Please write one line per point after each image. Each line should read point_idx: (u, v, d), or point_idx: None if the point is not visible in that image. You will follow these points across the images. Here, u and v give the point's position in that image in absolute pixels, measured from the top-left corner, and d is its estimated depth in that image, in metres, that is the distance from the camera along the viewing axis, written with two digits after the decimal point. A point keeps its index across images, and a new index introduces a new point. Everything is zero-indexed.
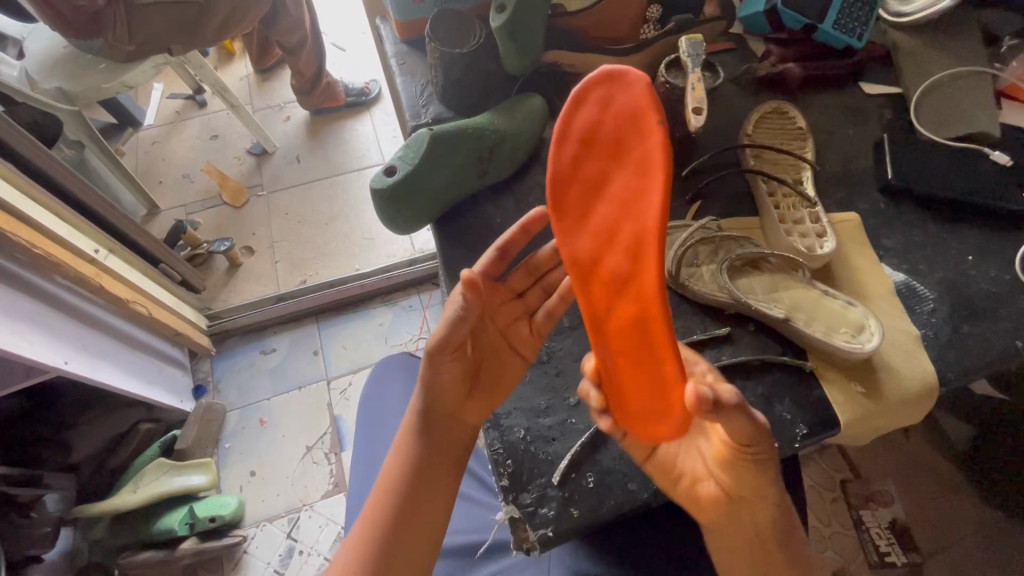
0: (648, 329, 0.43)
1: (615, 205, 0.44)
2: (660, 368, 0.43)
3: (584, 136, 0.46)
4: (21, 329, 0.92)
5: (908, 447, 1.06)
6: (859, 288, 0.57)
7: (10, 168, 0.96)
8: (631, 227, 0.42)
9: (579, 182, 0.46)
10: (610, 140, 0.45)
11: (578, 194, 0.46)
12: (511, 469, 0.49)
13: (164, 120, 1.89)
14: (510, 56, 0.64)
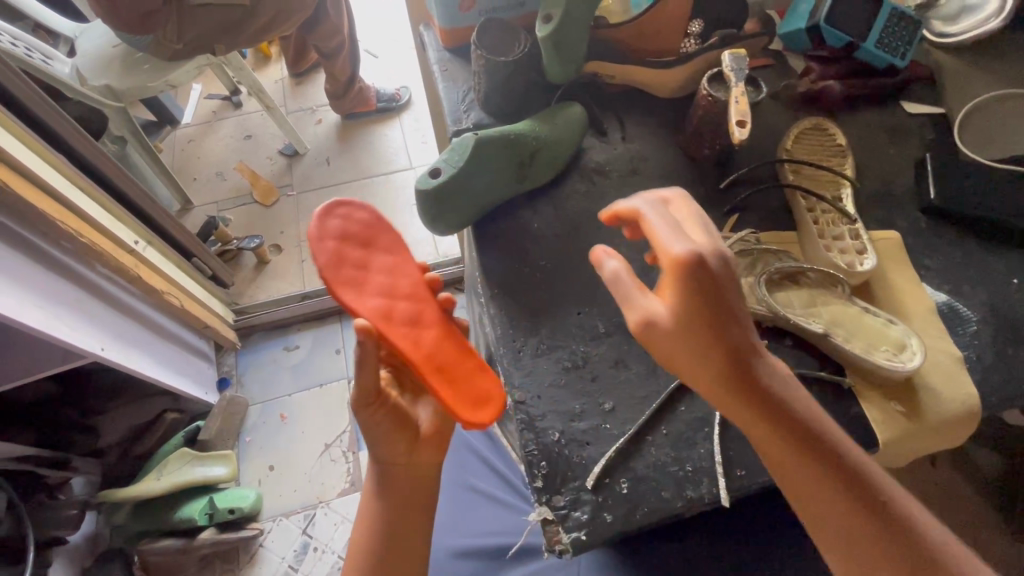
0: (449, 349, 0.54)
1: (384, 274, 0.55)
2: (467, 368, 0.53)
3: (339, 236, 0.54)
4: (63, 315, 0.95)
5: (936, 475, 1.03)
6: (899, 306, 0.56)
7: (62, 159, 0.99)
8: (406, 282, 0.56)
9: (346, 264, 0.53)
10: (364, 236, 0.56)
11: (350, 270, 0.53)
12: (545, 471, 0.49)
13: (200, 119, 1.95)
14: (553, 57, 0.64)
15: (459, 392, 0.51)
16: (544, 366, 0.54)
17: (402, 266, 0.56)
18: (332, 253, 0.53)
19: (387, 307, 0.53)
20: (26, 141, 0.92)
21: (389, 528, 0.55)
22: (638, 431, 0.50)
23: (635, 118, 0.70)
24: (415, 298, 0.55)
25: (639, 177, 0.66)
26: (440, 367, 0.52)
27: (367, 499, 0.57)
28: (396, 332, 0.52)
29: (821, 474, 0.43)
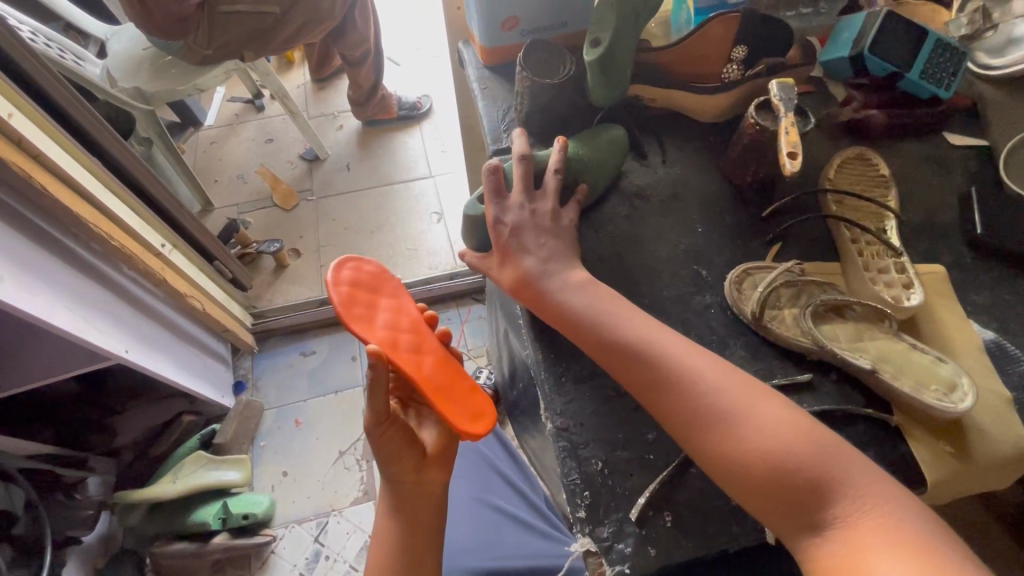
0: (450, 374, 0.59)
1: (390, 313, 0.60)
2: (463, 390, 0.59)
3: (351, 282, 0.60)
4: (90, 316, 0.96)
5: (964, 508, 1.01)
6: (946, 343, 0.55)
7: (96, 162, 1.00)
8: (407, 319, 0.61)
9: (356, 304, 0.58)
10: (371, 278, 0.62)
11: (359, 308, 0.58)
12: (588, 501, 0.48)
13: (223, 121, 1.97)
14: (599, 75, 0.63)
15: (459, 411, 0.57)
16: (586, 394, 0.53)
17: (403, 305, 0.62)
18: (346, 295, 0.58)
19: (396, 339, 0.58)
20: (63, 144, 0.93)
21: (404, 548, 0.55)
22: (683, 463, 0.50)
23: (676, 142, 0.70)
24: (417, 331, 0.60)
25: (680, 203, 0.66)
26: (439, 389, 0.57)
27: (381, 520, 0.57)
28: (404, 359, 0.57)
29: (659, 393, 0.48)
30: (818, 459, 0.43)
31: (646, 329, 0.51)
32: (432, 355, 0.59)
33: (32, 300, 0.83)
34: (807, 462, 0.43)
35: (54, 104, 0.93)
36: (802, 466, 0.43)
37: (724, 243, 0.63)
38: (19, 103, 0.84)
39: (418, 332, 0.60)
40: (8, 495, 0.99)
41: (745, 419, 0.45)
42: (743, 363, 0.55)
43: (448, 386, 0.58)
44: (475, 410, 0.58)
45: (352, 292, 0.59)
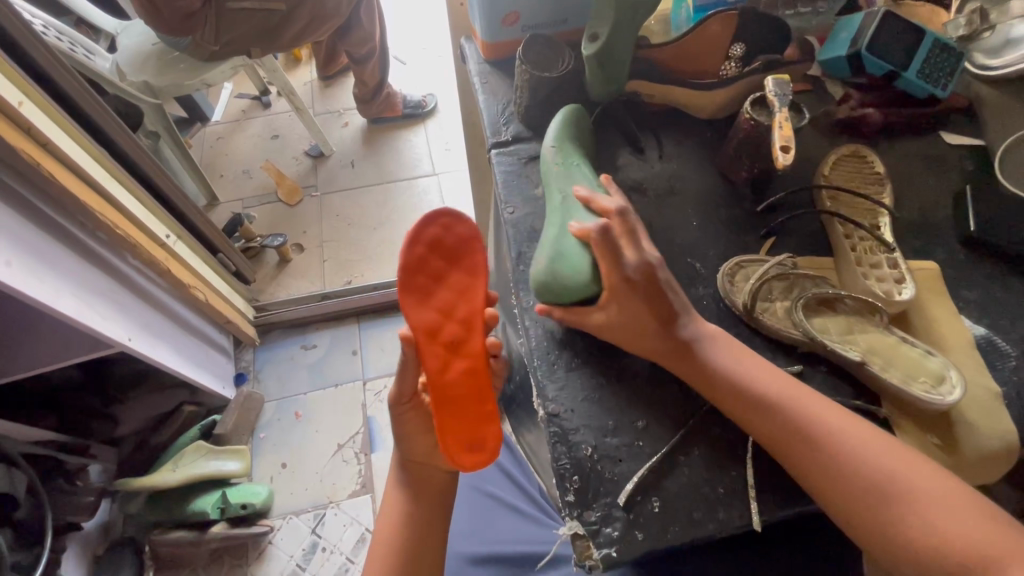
0: (476, 388, 0.57)
1: (452, 292, 0.59)
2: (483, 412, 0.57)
3: (431, 245, 0.60)
4: (94, 304, 0.97)
5: None
6: (936, 338, 0.56)
7: (103, 153, 1.02)
8: (465, 307, 0.59)
9: (423, 272, 0.59)
10: (449, 251, 0.61)
11: (422, 280, 0.59)
12: (577, 485, 0.49)
13: (230, 117, 1.99)
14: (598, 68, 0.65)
15: (458, 432, 0.56)
16: (578, 381, 0.54)
17: (470, 290, 0.59)
18: (418, 259, 0.59)
19: (439, 329, 0.57)
20: (73, 135, 0.95)
21: (411, 524, 0.57)
22: (671, 450, 0.50)
23: (673, 137, 0.71)
24: (468, 326, 0.58)
25: (675, 197, 0.66)
26: (452, 400, 0.56)
27: (391, 500, 0.59)
28: (433, 356, 0.56)
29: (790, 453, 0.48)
30: (992, 541, 0.42)
31: (790, 389, 0.49)
32: (467, 360, 0.57)
33: (38, 286, 0.84)
34: (960, 542, 0.42)
35: (63, 94, 0.95)
36: (946, 538, 0.43)
37: (718, 237, 0.63)
38: (30, 93, 0.86)
39: (469, 328, 0.58)
40: (10, 480, 0.99)
41: (883, 487, 0.45)
42: None
43: (466, 401, 0.57)
44: (478, 437, 0.57)
45: (423, 258, 0.60)
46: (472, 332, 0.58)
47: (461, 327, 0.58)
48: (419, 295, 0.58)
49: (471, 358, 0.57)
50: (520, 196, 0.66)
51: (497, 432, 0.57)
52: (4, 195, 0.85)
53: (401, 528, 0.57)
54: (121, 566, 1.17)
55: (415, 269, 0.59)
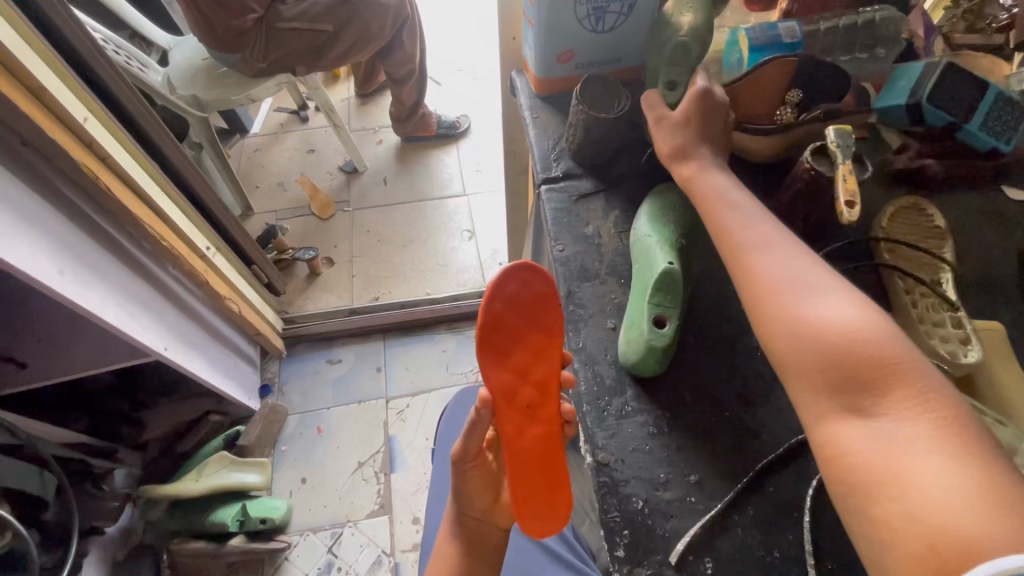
0: (550, 454, 0.55)
1: (528, 352, 0.57)
2: (557, 480, 0.55)
3: (508, 300, 0.57)
4: (135, 313, 0.99)
5: None
6: (1003, 405, 0.53)
7: (155, 166, 1.05)
8: (541, 369, 0.56)
9: (500, 330, 0.57)
10: (528, 307, 0.57)
11: (499, 337, 0.56)
12: (627, 540, 0.48)
13: (268, 130, 2.04)
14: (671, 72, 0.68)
15: (530, 500, 0.54)
16: (628, 430, 0.53)
17: (547, 351, 0.57)
18: (496, 315, 0.56)
19: (514, 390, 0.55)
20: (128, 148, 0.98)
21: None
22: (725, 508, 0.49)
23: None
24: (543, 391, 0.56)
25: None
26: (525, 466, 0.54)
27: (444, 548, 0.58)
28: (508, 418, 0.54)
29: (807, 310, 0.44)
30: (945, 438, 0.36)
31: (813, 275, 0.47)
32: (542, 426, 0.55)
33: (87, 296, 0.87)
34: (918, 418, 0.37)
35: (122, 109, 0.98)
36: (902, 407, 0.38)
37: None
38: (92, 107, 0.89)
39: (545, 393, 0.56)
40: (42, 483, 0.99)
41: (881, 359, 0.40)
42: (791, 410, 0.53)
43: (538, 468, 0.55)
44: (549, 506, 0.55)
45: (500, 313, 0.57)
46: (546, 399, 0.56)
47: (536, 392, 0.55)
48: (495, 352, 0.56)
49: (545, 424, 0.55)
50: (570, 234, 0.66)
51: (568, 501, 0.55)
52: (62, 204, 0.88)
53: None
54: None
55: (491, 325, 0.56)
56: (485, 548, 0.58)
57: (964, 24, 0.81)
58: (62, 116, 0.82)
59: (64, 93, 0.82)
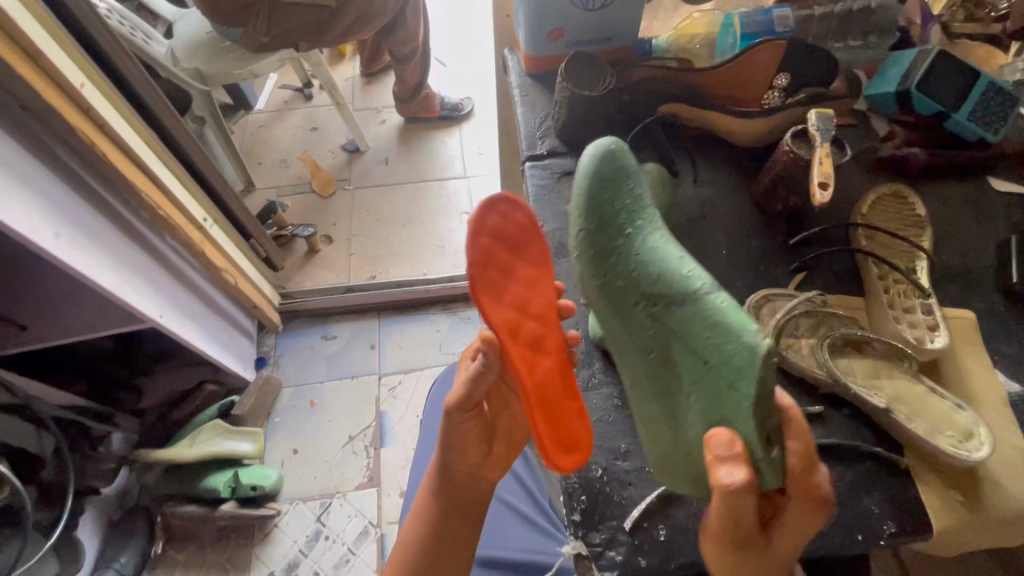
0: (561, 382, 0.54)
1: (522, 286, 0.54)
2: (574, 407, 0.54)
3: (496, 238, 0.53)
4: (131, 280, 1.01)
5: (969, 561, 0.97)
6: (967, 390, 0.54)
7: (153, 136, 1.06)
8: (538, 301, 0.54)
9: (491, 267, 0.52)
10: (519, 240, 0.55)
11: (493, 273, 0.52)
12: (583, 505, 0.52)
13: (273, 106, 2.04)
14: (659, 364, 0.50)
15: (554, 431, 0.51)
16: (595, 402, 0.58)
17: (541, 283, 0.55)
18: (485, 255, 0.51)
19: (519, 324, 0.52)
20: (127, 117, 0.99)
21: (440, 530, 0.58)
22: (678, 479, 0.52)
23: (708, 163, 0.71)
24: (543, 321, 0.54)
25: (707, 224, 0.66)
26: (544, 398, 0.52)
27: (423, 502, 0.61)
28: (518, 353, 0.51)
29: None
30: None
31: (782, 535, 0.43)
32: (549, 356, 0.53)
33: (82, 259, 0.88)
34: None
35: (121, 78, 0.99)
36: None
37: (746, 269, 0.63)
38: (90, 73, 0.90)
39: (545, 326, 0.54)
40: (39, 441, 1.02)
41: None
42: None
43: (558, 399, 0.53)
44: (570, 435, 0.53)
45: (487, 250, 0.52)
46: (547, 330, 0.54)
47: (538, 325, 0.53)
48: (490, 286, 0.51)
49: (552, 356, 0.54)
50: (551, 211, 0.67)
51: (587, 425, 0.54)
52: (59, 170, 0.90)
53: (430, 531, 0.59)
54: (133, 534, 1.22)
55: (480, 263, 0.51)
56: (468, 503, 0.60)
57: (963, 13, 0.78)
58: (61, 82, 0.84)
59: (61, 58, 0.83)
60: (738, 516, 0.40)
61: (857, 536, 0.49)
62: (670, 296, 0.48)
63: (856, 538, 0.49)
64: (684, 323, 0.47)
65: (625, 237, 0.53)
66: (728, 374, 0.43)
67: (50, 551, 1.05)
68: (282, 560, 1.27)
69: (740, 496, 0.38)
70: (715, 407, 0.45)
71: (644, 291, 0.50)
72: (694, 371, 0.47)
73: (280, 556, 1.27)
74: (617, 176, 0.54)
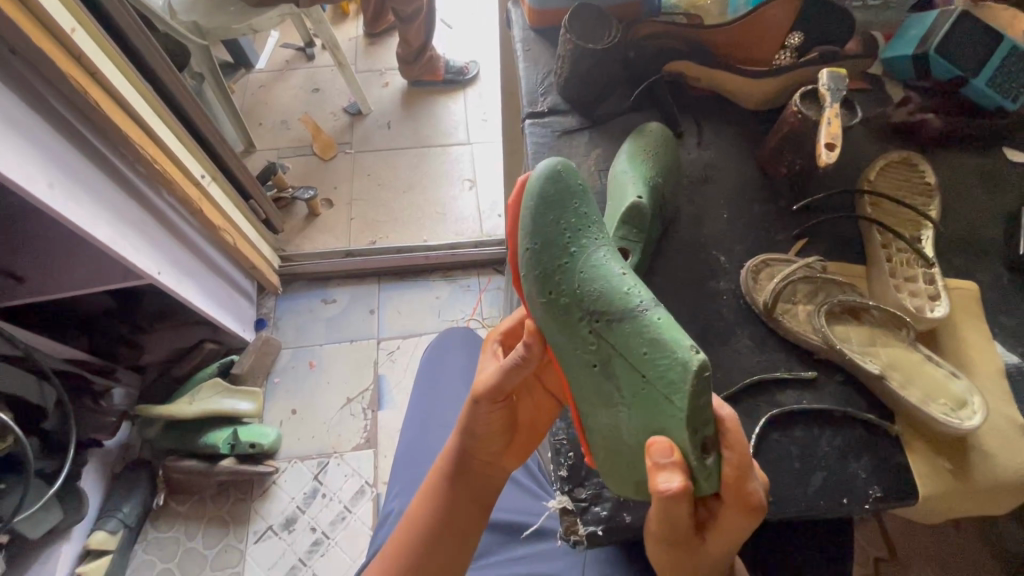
0: None
1: None
2: None
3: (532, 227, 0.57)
4: (127, 233, 1.00)
5: (951, 537, 0.98)
6: (963, 361, 0.54)
7: (147, 86, 1.03)
8: None
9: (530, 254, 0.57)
10: None
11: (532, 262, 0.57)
12: (570, 461, 0.55)
13: (274, 66, 2.00)
14: (601, 378, 0.49)
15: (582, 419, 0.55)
16: None
17: None
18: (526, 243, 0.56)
19: None
20: (121, 67, 0.96)
21: (447, 514, 0.57)
22: None
23: (714, 125, 0.69)
24: None
25: (709, 187, 0.65)
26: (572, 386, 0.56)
27: (432, 485, 0.58)
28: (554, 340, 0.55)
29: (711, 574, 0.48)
30: None
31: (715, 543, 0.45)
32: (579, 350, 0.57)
33: (76, 210, 0.87)
34: None
35: (114, 24, 0.96)
36: None
37: (747, 233, 0.62)
38: (81, 18, 0.87)
39: None
40: (41, 393, 1.02)
41: None
42: (747, 352, 0.55)
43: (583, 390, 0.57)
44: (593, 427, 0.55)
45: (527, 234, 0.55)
46: None
47: None
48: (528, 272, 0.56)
49: None
50: None
51: None
52: (51, 118, 0.88)
53: (435, 515, 0.57)
54: (135, 486, 1.24)
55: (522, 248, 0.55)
56: (481, 491, 0.59)
57: None
58: (50, 25, 0.81)
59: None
60: (672, 518, 0.42)
61: (843, 500, 0.49)
62: (610, 314, 0.48)
63: (843, 501, 0.49)
64: (623, 340, 0.48)
65: (569, 255, 0.51)
66: (666, 388, 0.45)
67: (53, 499, 1.08)
68: (279, 515, 1.29)
69: (674, 502, 0.41)
70: (653, 421, 0.46)
71: (584, 308, 0.49)
72: (633, 386, 0.47)
73: (277, 512, 1.30)
74: (563, 196, 0.52)
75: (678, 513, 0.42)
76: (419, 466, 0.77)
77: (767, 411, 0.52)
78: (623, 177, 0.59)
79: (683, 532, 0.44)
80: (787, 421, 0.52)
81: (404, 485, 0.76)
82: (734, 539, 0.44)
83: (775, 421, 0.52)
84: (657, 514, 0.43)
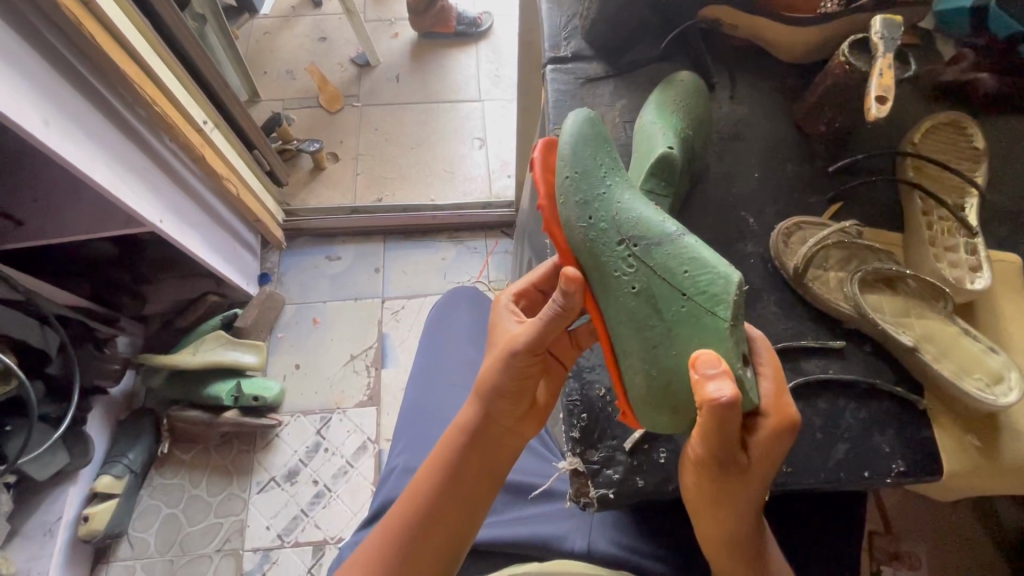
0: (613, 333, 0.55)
1: None
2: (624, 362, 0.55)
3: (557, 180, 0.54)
4: (127, 178, 0.97)
5: (949, 516, 0.98)
6: (999, 336, 0.51)
7: (145, 22, 0.97)
8: None
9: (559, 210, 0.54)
10: None
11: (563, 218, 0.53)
12: (583, 422, 0.55)
13: (279, 12, 1.90)
14: (640, 304, 0.49)
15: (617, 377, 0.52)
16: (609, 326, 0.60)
17: None
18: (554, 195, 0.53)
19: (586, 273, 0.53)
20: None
21: (458, 480, 0.54)
22: None
23: (750, 78, 0.64)
24: None
25: (741, 143, 0.61)
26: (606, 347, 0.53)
27: (442, 450, 0.55)
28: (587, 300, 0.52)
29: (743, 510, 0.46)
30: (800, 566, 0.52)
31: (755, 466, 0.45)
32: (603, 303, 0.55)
33: (74, 150, 0.84)
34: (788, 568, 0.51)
35: None
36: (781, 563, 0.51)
37: (780, 194, 0.58)
38: None
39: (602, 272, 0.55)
40: (43, 337, 1.00)
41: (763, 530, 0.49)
42: (773, 318, 0.53)
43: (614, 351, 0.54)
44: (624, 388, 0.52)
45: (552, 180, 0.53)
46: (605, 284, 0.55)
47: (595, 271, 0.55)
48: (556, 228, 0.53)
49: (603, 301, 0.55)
50: None
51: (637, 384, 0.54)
52: (45, 51, 0.83)
53: (444, 482, 0.54)
54: (139, 433, 1.24)
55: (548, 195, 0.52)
56: (497, 460, 0.55)
57: None
58: None
59: None
60: (723, 432, 0.41)
61: (864, 473, 0.48)
62: (651, 239, 0.49)
63: (863, 474, 0.48)
64: (665, 264, 0.48)
65: (605, 185, 0.50)
66: (708, 303, 0.46)
67: (59, 443, 1.08)
68: (283, 467, 1.30)
69: (731, 410, 0.40)
70: (696, 337, 0.46)
71: (624, 234, 0.49)
72: (674, 309, 0.48)
73: (281, 464, 1.31)
74: (593, 135, 0.52)
75: (732, 426, 0.41)
76: (424, 423, 0.75)
77: (790, 379, 0.51)
78: (652, 128, 0.55)
79: (730, 450, 0.43)
80: (810, 391, 0.50)
81: (408, 441, 0.75)
82: (774, 457, 0.44)
83: (798, 389, 0.50)
84: (709, 427, 0.41)
